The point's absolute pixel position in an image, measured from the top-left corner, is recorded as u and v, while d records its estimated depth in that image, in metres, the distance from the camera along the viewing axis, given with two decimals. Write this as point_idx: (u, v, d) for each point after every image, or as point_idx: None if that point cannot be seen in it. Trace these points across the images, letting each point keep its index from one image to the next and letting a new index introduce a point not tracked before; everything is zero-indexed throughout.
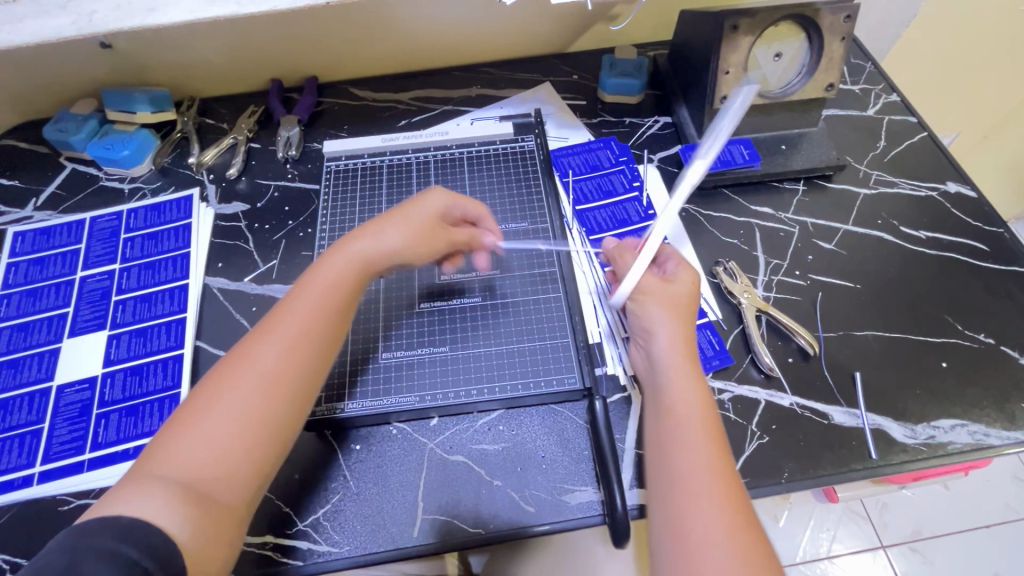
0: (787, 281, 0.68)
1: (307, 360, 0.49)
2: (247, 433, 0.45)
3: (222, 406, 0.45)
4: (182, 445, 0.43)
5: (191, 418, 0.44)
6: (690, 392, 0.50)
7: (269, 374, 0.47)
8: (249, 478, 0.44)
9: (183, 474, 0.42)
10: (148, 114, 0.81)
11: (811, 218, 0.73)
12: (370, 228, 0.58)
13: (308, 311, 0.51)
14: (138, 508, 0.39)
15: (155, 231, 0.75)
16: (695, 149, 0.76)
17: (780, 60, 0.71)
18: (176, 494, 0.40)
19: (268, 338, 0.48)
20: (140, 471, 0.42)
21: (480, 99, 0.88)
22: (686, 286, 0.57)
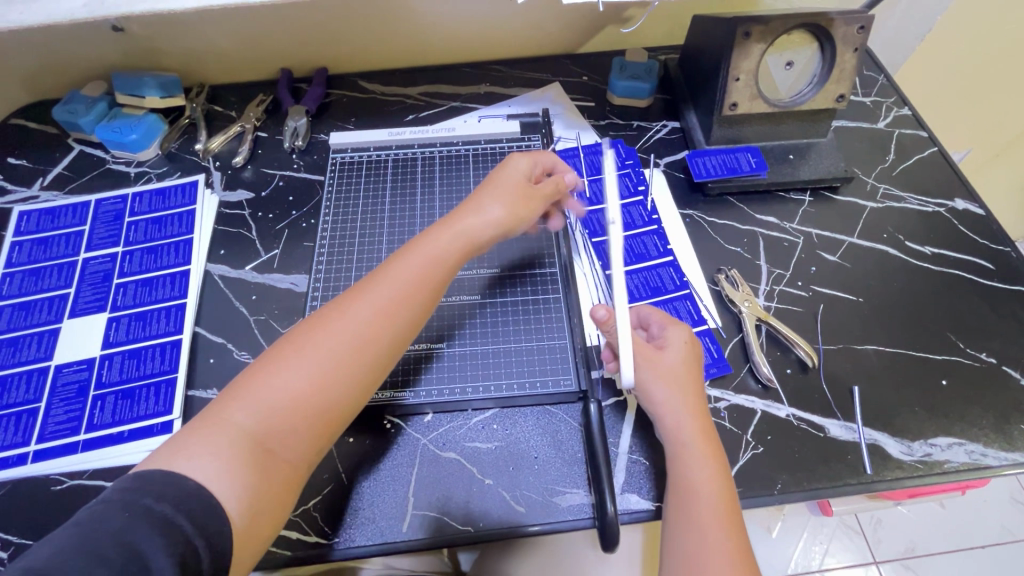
0: (788, 291, 0.68)
1: (394, 327, 0.49)
2: (327, 390, 0.45)
3: (308, 362, 0.45)
4: (262, 389, 0.44)
5: (276, 361, 0.46)
6: (708, 468, 0.49)
7: (363, 335, 0.47)
8: (314, 438, 0.45)
9: (255, 427, 0.43)
10: (157, 99, 0.81)
11: (816, 230, 0.73)
12: (479, 199, 0.58)
13: (404, 281, 0.51)
14: (211, 457, 0.41)
15: (159, 216, 0.75)
16: (702, 155, 0.75)
17: (792, 68, 0.72)
18: (240, 454, 0.42)
19: (362, 303, 0.49)
20: (211, 416, 0.43)
21: (490, 96, 0.88)
22: (682, 349, 0.55)
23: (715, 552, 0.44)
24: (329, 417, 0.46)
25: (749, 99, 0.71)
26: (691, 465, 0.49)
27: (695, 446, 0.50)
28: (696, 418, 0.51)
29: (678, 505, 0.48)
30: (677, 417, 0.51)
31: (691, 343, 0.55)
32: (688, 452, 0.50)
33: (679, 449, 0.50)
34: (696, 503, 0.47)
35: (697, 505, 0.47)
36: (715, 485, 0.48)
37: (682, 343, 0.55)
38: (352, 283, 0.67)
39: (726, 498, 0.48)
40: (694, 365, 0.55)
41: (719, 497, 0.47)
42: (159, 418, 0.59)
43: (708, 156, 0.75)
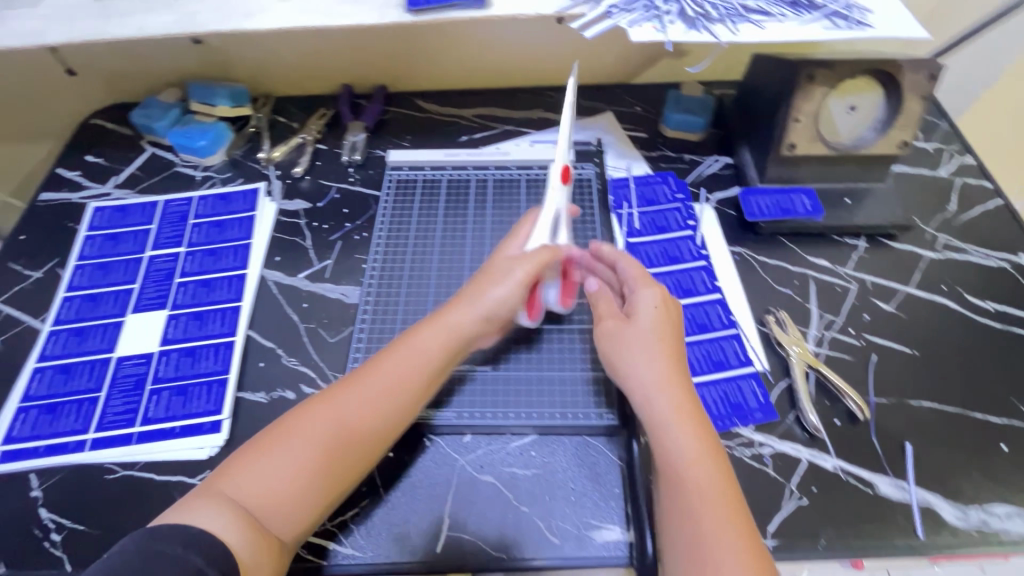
0: (840, 338, 0.66)
1: (381, 417, 0.53)
2: (317, 471, 0.49)
3: (301, 444, 0.50)
4: (261, 466, 0.48)
5: (273, 441, 0.50)
6: (688, 435, 0.50)
7: (352, 420, 0.52)
8: (304, 514, 0.48)
9: (249, 500, 0.47)
10: (227, 108, 0.85)
11: (870, 276, 0.71)
12: (484, 290, 0.59)
13: (395, 372, 0.55)
14: (214, 518, 0.45)
15: (221, 220, 0.78)
16: (755, 194, 0.75)
17: (854, 113, 0.70)
18: (239, 519, 0.46)
19: (354, 392, 0.53)
20: (213, 485, 0.48)
21: (543, 121, 0.89)
22: (652, 311, 0.57)
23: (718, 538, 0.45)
24: (317, 500, 0.49)
25: (808, 141, 0.70)
26: (671, 425, 0.51)
27: (675, 413, 0.51)
28: (673, 374, 0.54)
29: (666, 481, 0.49)
30: (651, 385, 0.53)
31: (663, 303, 0.58)
32: (667, 423, 0.51)
33: (659, 421, 0.51)
34: (684, 471, 0.48)
35: (686, 475, 0.48)
36: (702, 451, 0.49)
37: (651, 298, 0.58)
38: (402, 298, 0.68)
39: (719, 475, 0.48)
40: (667, 322, 0.57)
41: (710, 471, 0.48)
42: (209, 416, 0.61)
43: (761, 196, 0.75)
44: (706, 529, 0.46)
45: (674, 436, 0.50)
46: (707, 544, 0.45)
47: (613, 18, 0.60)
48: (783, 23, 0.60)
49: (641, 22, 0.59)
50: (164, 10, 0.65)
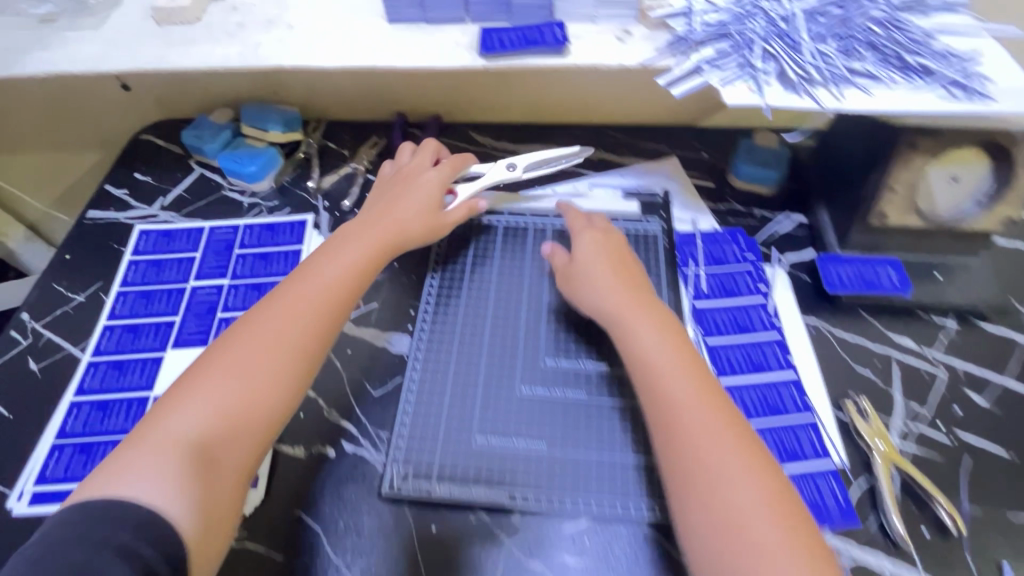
0: (927, 432, 0.60)
1: (308, 338, 0.54)
2: (244, 394, 0.49)
3: (238, 369, 0.50)
4: (190, 402, 0.48)
5: (198, 377, 0.50)
6: (656, 355, 0.54)
7: (270, 337, 0.52)
8: (251, 443, 0.49)
9: (188, 437, 0.46)
10: (279, 134, 0.83)
11: (960, 362, 0.65)
12: (393, 215, 0.65)
13: (320, 294, 0.56)
14: (150, 468, 0.44)
15: (266, 252, 0.76)
16: (836, 262, 0.70)
17: (956, 183, 0.63)
18: (184, 463, 0.45)
19: (280, 312, 0.54)
20: (145, 437, 0.46)
21: (603, 163, 0.85)
22: (601, 250, 0.64)
23: (711, 450, 0.47)
24: (263, 424, 0.50)
25: (902, 211, 0.65)
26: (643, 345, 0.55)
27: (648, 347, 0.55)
28: (617, 297, 0.59)
29: (654, 412, 0.51)
30: (620, 322, 0.58)
31: (602, 243, 0.65)
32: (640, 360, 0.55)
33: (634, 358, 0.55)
34: (664, 390, 0.51)
35: (665, 397, 0.51)
36: (675, 367, 0.53)
37: (591, 241, 0.65)
38: (454, 356, 0.64)
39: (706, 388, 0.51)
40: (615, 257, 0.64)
41: (693, 386, 0.51)
42: None
43: (843, 265, 0.69)
44: (699, 443, 0.48)
45: (646, 360, 0.54)
46: (701, 459, 0.47)
47: (704, 75, 0.56)
48: (894, 89, 0.54)
49: (736, 81, 0.55)
50: (229, 40, 0.63)
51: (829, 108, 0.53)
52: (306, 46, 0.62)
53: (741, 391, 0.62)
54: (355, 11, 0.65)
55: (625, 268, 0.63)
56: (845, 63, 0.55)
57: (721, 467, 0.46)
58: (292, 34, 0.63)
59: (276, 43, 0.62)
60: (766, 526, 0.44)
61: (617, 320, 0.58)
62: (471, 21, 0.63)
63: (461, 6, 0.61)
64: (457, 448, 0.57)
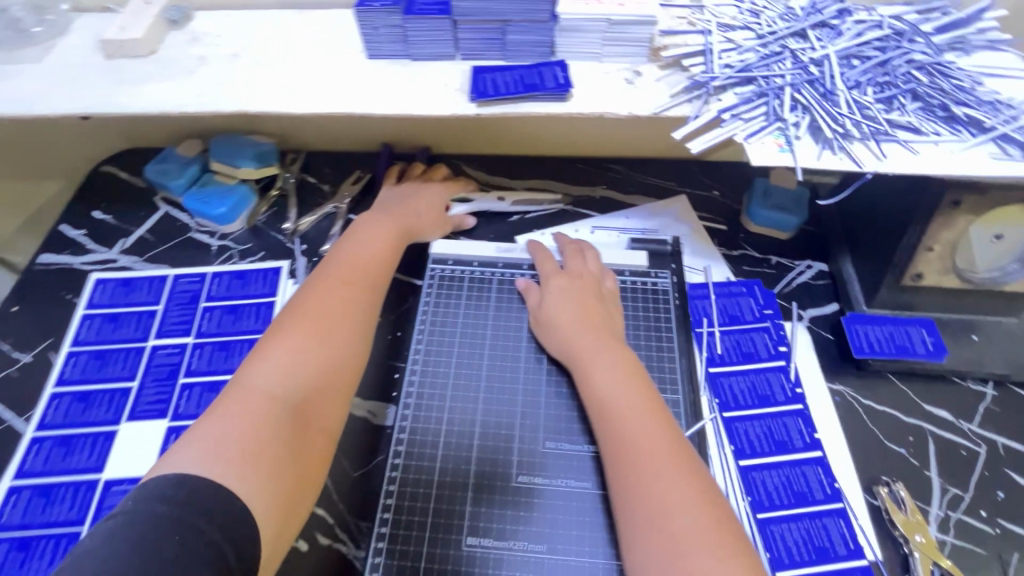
0: (968, 522, 0.54)
1: (366, 305, 0.58)
2: (324, 358, 0.52)
3: (310, 330, 0.53)
4: (271, 358, 0.50)
5: (274, 339, 0.52)
6: (612, 384, 0.52)
7: (338, 307, 0.56)
8: (333, 400, 0.51)
9: (277, 393, 0.48)
10: (252, 170, 0.75)
11: (1000, 437, 0.59)
12: (408, 209, 0.69)
13: (366, 268, 0.60)
14: (239, 417, 0.46)
15: (236, 305, 0.68)
16: (863, 322, 0.63)
17: (998, 242, 0.57)
18: (277, 419, 0.47)
19: (335, 284, 0.57)
20: (233, 398, 0.47)
21: (606, 201, 0.78)
22: (569, 285, 0.62)
23: (667, 490, 0.45)
24: (342, 378, 0.52)
25: (939, 271, 0.59)
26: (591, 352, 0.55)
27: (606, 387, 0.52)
28: (576, 337, 0.57)
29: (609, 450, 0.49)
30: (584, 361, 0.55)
31: (571, 285, 0.62)
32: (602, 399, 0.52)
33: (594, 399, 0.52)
34: (614, 397, 0.51)
35: (617, 420, 0.50)
36: (625, 390, 0.51)
37: (559, 284, 0.62)
38: (442, 441, 0.56)
39: (665, 431, 0.48)
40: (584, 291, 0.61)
41: (651, 423, 0.49)
42: None
43: (871, 325, 0.63)
44: (641, 444, 0.47)
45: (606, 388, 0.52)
46: (643, 458, 0.47)
47: (726, 126, 0.49)
48: (941, 145, 0.48)
49: (762, 135, 0.48)
50: (186, 77, 0.55)
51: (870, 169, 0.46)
52: (274, 87, 0.54)
53: (762, 474, 0.56)
54: (331, 44, 0.57)
55: (592, 306, 0.59)
56: (885, 114, 0.48)
57: (658, 464, 0.46)
58: (259, 71, 0.56)
59: (241, 82, 0.55)
60: (701, 524, 0.43)
61: (577, 365, 0.56)
62: (462, 58, 0.55)
63: (449, 42, 0.54)
64: (445, 555, 0.50)
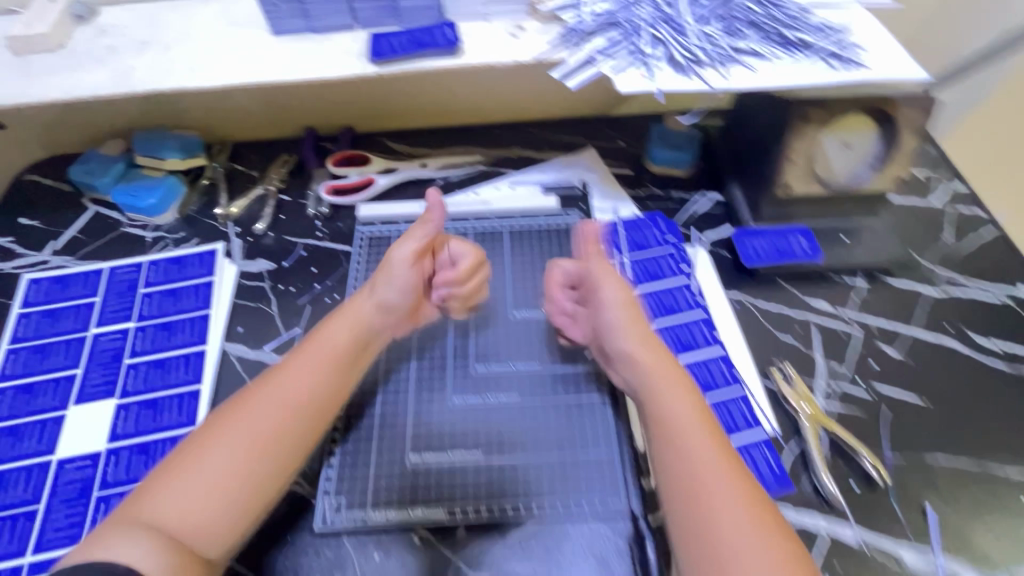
0: (849, 389, 0.63)
1: (317, 400, 0.50)
2: (241, 480, 0.45)
3: (233, 434, 0.46)
4: (176, 484, 0.43)
5: (188, 451, 0.45)
6: (671, 387, 0.49)
7: (259, 420, 0.47)
8: (240, 516, 0.44)
9: (177, 517, 0.42)
10: (178, 161, 0.78)
11: (873, 318, 0.68)
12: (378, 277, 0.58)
13: (328, 346, 0.53)
14: (141, 535, 0.40)
15: (175, 288, 0.71)
16: (750, 235, 0.72)
17: (849, 149, 0.66)
18: (170, 542, 0.41)
19: (287, 373, 0.51)
20: (134, 509, 0.42)
21: (522, 160, 0.84)
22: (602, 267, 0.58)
23: (729, 507, 0.42)
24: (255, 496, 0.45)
25: (803, 180, 0.68)
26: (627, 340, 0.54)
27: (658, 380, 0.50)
28: (636, 334, 0.54)
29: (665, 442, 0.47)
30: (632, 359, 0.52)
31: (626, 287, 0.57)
32: (662, 391, 0.49)
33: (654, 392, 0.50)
34: (658, 392, 0.49)
35: (663, 413, 0.48)
36: (671, 388, 0.49)
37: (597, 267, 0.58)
38: (380, 378, 0.62)
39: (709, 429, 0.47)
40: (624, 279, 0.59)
41: (701, 429, 0.47)
42: None
43: (757, 237, 0.71)
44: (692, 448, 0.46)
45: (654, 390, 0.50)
46: (689, 451, 0.46)
47: (596, 65, 0.56)
48: (778, 64, 0.56)
49: (627, 68, 0.55)
50: (97, 66, 0.58)
51: (718, 87, 0.54)
52: (185, 67, 0.58)
53: None
54: (237, 26, 0.61)
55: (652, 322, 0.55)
56: (729, 42, 0.56)
57: (715, 471, 0.44)
58: (169, 54, 0.59)
59: (152, 65, 0.58)
60: (738, 521, 0.42)
61: (642, 373, 0.51)
62: (361, 28, 0.60)
63: (347, 13, 0.59)
64: (392, 468, 0.56)
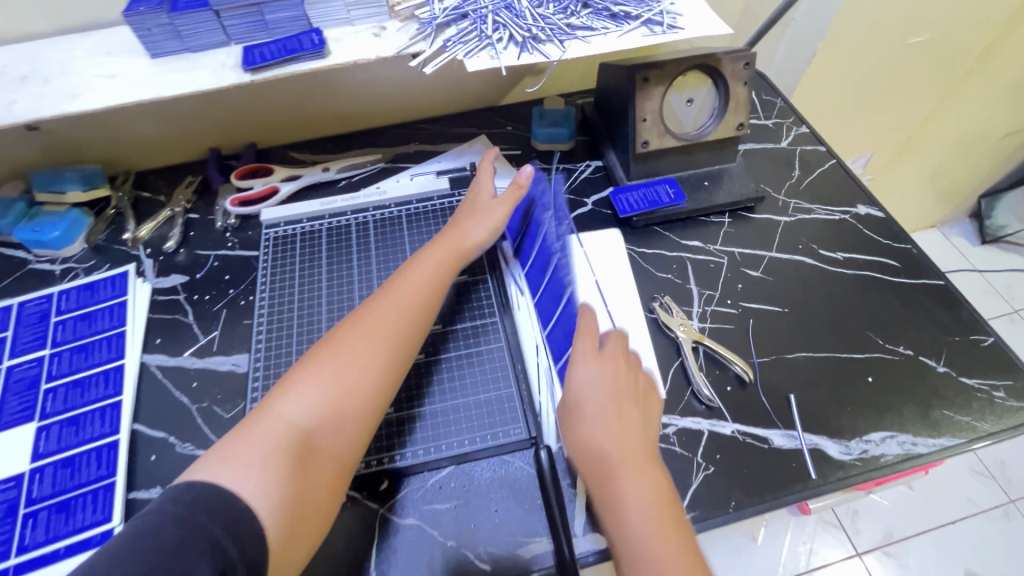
0: (719, 310, 0.71)
1: (410, 333, 0.61)
2: (360, 394, 0.55)
3: (345, 357, 0.56)
4: (305, 394, 0.53)
5: (305, 372, 0.55)
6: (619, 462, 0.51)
7: (368, 345, 0.57)
8: (347, 432, 0.53)
9: (294, 426, 0.51)
10: (80, 193, 0.80)
11: (737, 248, 0.77)
12: (455, 233, 0.70)
13: (415, 289, 0.64)
14: (263, 445, 0.48)
15: (88, 312, 0.73)
16: (624, 191, 0.80)
17: (692, 105, 0.78)
18: (286, 445, 0.49)
19: (386, 311, 0.61)
20: (254, 423, 0.51)
21: (419, 154, 0.90)
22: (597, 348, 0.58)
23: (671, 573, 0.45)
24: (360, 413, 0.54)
25: (658, 135, 0.76)
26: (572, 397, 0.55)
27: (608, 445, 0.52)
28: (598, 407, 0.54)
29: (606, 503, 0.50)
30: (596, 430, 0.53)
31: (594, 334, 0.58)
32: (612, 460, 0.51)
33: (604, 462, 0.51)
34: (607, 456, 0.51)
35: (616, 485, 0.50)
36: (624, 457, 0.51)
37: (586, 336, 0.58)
38: (293, 363, 0.66)
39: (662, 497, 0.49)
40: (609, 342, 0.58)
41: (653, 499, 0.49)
42: (98, 528, 0.56)
43: (630, 192, 0.80)
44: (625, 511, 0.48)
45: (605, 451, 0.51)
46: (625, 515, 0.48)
47: (450, 51, 0.63)
48: (608, 35, 0.64)
49: (477, 52, 0.62)
50: None
51: (556, 58, 0.61)
52: (65, 96, 0.61)
53: None
54: (115, 55, 0.65)
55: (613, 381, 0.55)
56: (564, 20, 0.65)
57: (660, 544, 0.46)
58: (49, 87, 0.62)
59: (33, 98, 0.61)
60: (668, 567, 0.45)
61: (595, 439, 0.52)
62: (236, 43, 0.65)
63: (219, 30, 0.64)
64: None
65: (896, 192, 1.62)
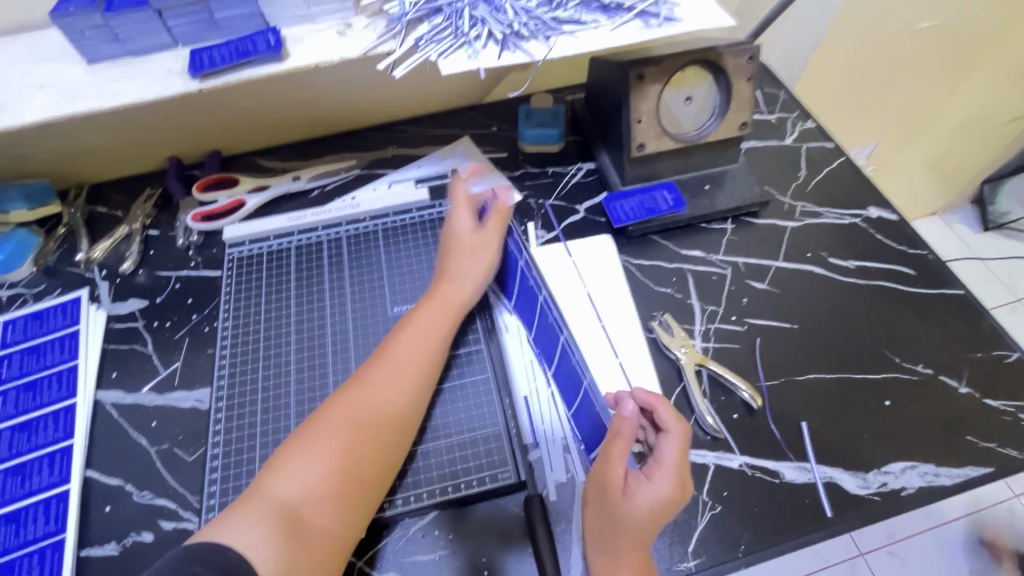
0: (723, 328, 0.66)
1: (413, 395, 0.56)
2: (361, 456, 0.50)
3: (343, 422, 0.51)
4: (301, 461, 0.49)
5: (301, 442, 0.50)
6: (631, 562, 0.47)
7: (367, 409, 0.53)
8: (347, 508, 0.48)
9: (286, 503, 0.46)
10: (25, 211, 0.73)
11: (741, 258, 0.72)
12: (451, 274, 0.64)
13: (416, 344, 0.58)
14: (253, 526, 0.44)
15: (36, 344, 0.66)
16: (619, 199, 0.74)
17: (691, 103, 0.71)
18: (277, 523, 0.45)
19: (387, 370, 0.56)
20: (245, 503, 0.46)
21: (397, 159, 0.84)
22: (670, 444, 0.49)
23: None
24: (360, 487, 0.49)
25: (655, 138, 0.70)
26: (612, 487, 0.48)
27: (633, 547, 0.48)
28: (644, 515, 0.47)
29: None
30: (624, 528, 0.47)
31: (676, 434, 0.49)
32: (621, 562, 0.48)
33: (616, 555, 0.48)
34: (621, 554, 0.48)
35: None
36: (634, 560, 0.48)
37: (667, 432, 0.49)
38: (259, 398, 0.60)
39: None
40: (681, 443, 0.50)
41: None
42: None
43: (625, 200, 0.74)
44: None
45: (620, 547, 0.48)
46: None
47: (422, 51, 0.56)
48: (598, 29, 0.58)
49: (452, 51, 0.56)
50: None
51: (541, 57, 0.55)
52: None
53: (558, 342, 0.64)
54: (48, 61, 0.58)
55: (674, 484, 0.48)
56: (548, 13, 0.58)
57: None
58: None
59: None
60: None
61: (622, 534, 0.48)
62: (183, 45, 0.59)
63: (162, 31, 0.57)
64: None
65: (899, 180, 1.56)
